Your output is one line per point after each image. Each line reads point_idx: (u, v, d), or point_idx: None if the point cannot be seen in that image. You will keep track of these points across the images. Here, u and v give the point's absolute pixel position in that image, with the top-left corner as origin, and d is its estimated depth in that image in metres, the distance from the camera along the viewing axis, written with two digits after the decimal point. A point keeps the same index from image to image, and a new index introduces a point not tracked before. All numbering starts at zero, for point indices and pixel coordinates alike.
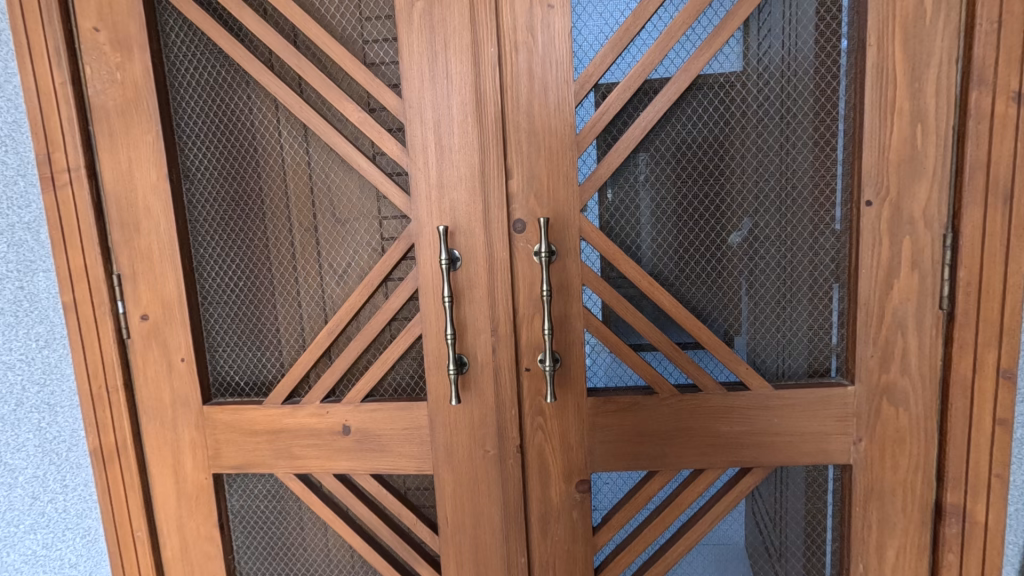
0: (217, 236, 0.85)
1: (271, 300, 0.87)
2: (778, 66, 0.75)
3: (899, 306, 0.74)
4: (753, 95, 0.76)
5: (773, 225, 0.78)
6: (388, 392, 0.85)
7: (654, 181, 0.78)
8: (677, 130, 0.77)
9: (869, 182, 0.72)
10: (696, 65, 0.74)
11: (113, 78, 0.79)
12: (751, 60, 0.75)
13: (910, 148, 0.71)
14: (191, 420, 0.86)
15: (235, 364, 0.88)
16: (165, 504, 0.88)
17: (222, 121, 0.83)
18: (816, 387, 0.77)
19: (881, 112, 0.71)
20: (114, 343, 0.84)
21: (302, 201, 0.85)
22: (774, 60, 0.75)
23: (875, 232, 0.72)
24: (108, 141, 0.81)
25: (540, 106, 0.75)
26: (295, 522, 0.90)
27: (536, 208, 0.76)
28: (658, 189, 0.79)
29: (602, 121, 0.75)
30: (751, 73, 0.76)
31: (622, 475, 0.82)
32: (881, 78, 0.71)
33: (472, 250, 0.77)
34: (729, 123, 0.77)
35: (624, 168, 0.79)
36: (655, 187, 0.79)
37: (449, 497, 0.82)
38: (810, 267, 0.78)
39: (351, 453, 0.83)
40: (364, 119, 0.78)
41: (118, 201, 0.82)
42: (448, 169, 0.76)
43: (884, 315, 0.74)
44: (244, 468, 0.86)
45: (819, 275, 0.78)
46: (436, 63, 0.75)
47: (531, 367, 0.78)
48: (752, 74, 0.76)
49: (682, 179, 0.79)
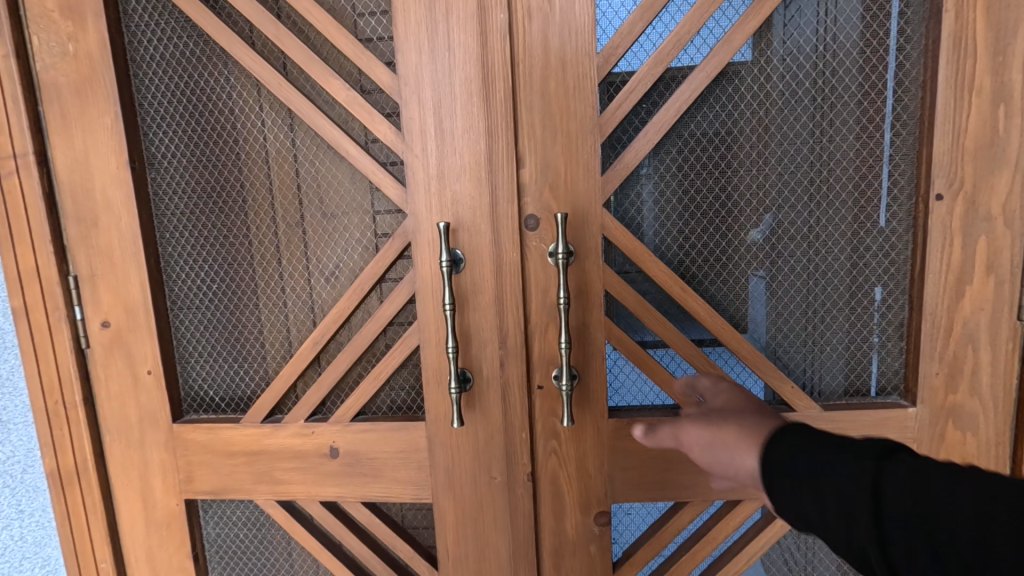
0: (188, 233, 0.75)
1: (250, 305, 0.77)
2: (831, 40, 0.66)
3: (970, 317, 0.66)
4: (802, 73, 0.67)
5: (820, 221, 0.69)
6: (382, 409, 0.75)
7: (670, 173, 0.69)
8: (716, 112, 0.68)
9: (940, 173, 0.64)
10: (740, 35, 0.65)
11: (64, 50, 0.69)
12: (802, 32, 0.66)
13: (990, 133, 0.63)
14: (160, 440, 0.76)
15: (209, 376, 0.78)
16: (133, 532, 0.79)
17: (191, 101, 0.73)
18: (872, 409, 0.68)
19: (956, 91, 0.63)
20: (71, 354, 0.74)
21: (284, 192, 0.75)
22: (827, 32, 0.66)
23: (948, 228, 0.65)
24: (60, 123, 0.70)
25: (557, 84, 0.65)
26: (278, 551, 0.81)
27: (551, 202, 0.66)
28: (692, 179, 0.70)
29: (629, 101, 0.66)
30: (801, 46, 0.66)
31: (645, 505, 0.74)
32: (959, 49, 0.62)
33: (477, 250, 0.67)
34: (774, 105, 0.68)
35: (655, 156, 0.69)
36: (689, 177, 0.70)
37: (450, 528, 0.73)
38: (855, 270, 0.69)
39: (339, 479, 0.74)
40: (353, 98, 0.68)
41: (73, 192, 0.72)
42: (449, 157, 0.66)
43: (953, 327, 0.66)
44: (220, 493, 0.77)
45: (865, 278, 0.69)
46: (436, 34, 0.64)
47: (544, 383, 0.69)
48: (802, 48, 0.66)
49: (720, 168, 0.69)
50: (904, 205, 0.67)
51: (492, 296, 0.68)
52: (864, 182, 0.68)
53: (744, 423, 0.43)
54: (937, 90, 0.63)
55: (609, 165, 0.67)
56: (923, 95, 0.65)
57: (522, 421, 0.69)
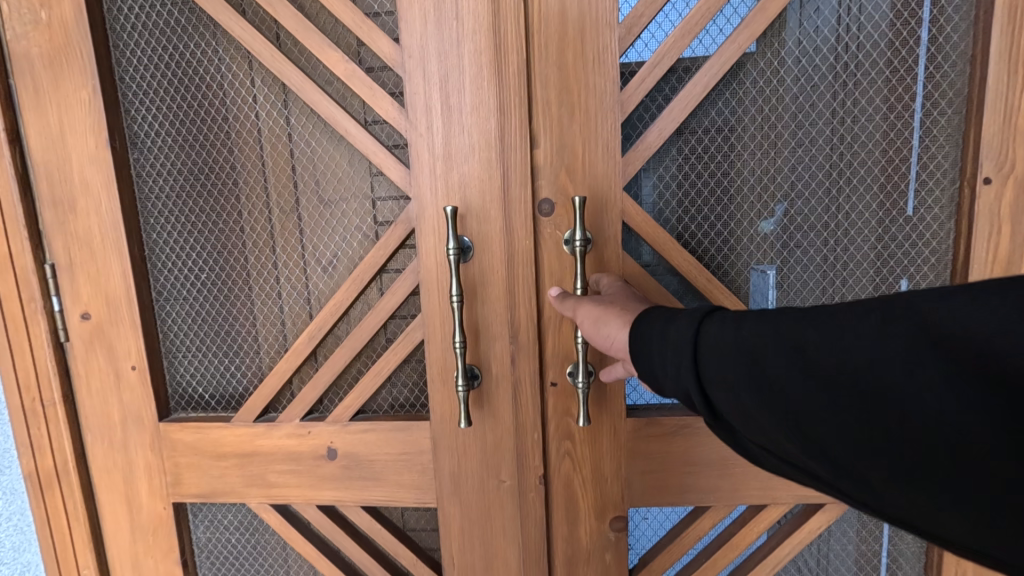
0: (175, 218, 0.70)
1: (241, 296, 0.72)
2: (871, 10, 0.61)
3: None
4: (839, 47, 0.62)
5: (855, 207, 0.65)
6: (383, 408, 0.70)
7: (690, 156, 0.64)
8: (746, 88, 0.63)
9: (989, 155, 0.60)
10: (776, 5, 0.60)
11: (37, 19, 0.63)
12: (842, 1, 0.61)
13: None
14: (145, 440, 0.71)
15: (198, 372, 0.73)
16: (117, 538, 0.74)
17: (177, 75, 0.67)
18: None
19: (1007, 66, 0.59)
20: (48, 348, 0.69)
21: (278, 174, 0.69)
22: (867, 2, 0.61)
23: (995, 216, 0.61)
24: (32, 99, 0.65)
25: (574, 57, 0.60)
26: (272, 557, 0.77)
27: (567, 185, 0.62)
28: (720, 160, 0.65)
29: (654, 76, 0.61)
30: (839, 18, 0.61)
31: (664, 509, 0.69)
32: (1012, 20, 0.58)
33: (486, 238, 0.62)
34: (809, 80, 0.63)
35: (681, 135, 0.64)
36: (717, 158, 0.65)
37: (457, 534, 0.68)
38: (887, 260, 0.65)
39: (337, 481, 0.69)
40: (353, 71, 0.62)
41: (48, 174, 0.66)
42: (457, 137, 0.61)
43: None
44: (210, 497, 0.72)
45: (898, 268, 0.65)
46: (442, 2, 0.59)
47: (558, 381, 0.64)
48: (840, 20, 0.61)
49: (750, 149, 0.65)
50: (946, 190, 0.63)
51: (503, 287, 0.63)
52: (901, 166, 0.63)
53: (627, 305, 0.50)
54: (987, 65, 0.59)
55: (630, 145, 0.63)
56: (971, 70, 0.61)
57: (534, 420, 0.65)
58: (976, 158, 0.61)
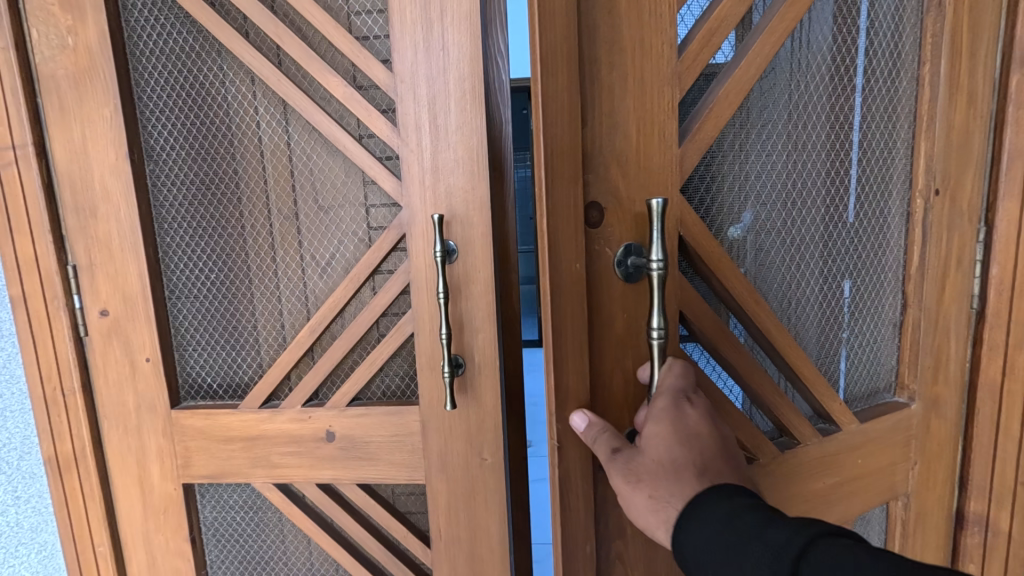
0: (187, 225, 0.77)
1: (246, 295, 0.79)
2: (817, 27, 0.65)
3: (947, 311, 0.69)
4: (806, 80, 0.66)
5: (834, 224, 0.70)
6: (377, 395, 0.78)
7: (712, 182, 0.65)
8: (749, 115, 0.65)
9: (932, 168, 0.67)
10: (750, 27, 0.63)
11: (64, 43, 0.70)
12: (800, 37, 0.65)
13: (965, 126, 0.67)
14: (158, 426, 0.78)
15: (207, 364, 0.80)
16: (130, 518, 0.81)
17: (190, 95, 0.74)
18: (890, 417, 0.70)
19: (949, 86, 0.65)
20: (69, 342, 0.75)
21: (282, 184, 0.77)
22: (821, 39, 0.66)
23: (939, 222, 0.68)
24: (59, 115, 0.72)
25: (631, 27, 0.55)
26: (273, 534, 0.84)
27: (618, 181, 0.57)
28: (734, 186, 0.66)
29: (709, 47, 0.59)
30: (800, 52, 0.65)
31: None
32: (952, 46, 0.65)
33: (469, 242, 0.70)
34: (789, 112, 0.67)
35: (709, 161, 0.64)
36: (732, 184, 0.66)
37: (443, 508, 0.76)
38: (841, 260, 0.70)
39: (335, 462, 0.77)
40: (351, 95, 0.70)
41: (72, 183, 0.73)
42: (443, 152, 0.69)
43: (937, 321, 0.69)
44: (218, 478, 0.79)
45: (846, 268, 0.71)
46: (431, 33, 0.67)
47: (604, 405, 0.60)
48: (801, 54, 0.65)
49: (755, 175, 0.67)
50: (900, 201, 0.70)
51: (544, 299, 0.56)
52: (843, 174, 0.69)
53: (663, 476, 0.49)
54: (932, 86, 0.66)
55: (687, 134, 0.60)
56: (917, 88, 0.67)
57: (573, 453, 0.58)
58: (925, 169, 0.67)
